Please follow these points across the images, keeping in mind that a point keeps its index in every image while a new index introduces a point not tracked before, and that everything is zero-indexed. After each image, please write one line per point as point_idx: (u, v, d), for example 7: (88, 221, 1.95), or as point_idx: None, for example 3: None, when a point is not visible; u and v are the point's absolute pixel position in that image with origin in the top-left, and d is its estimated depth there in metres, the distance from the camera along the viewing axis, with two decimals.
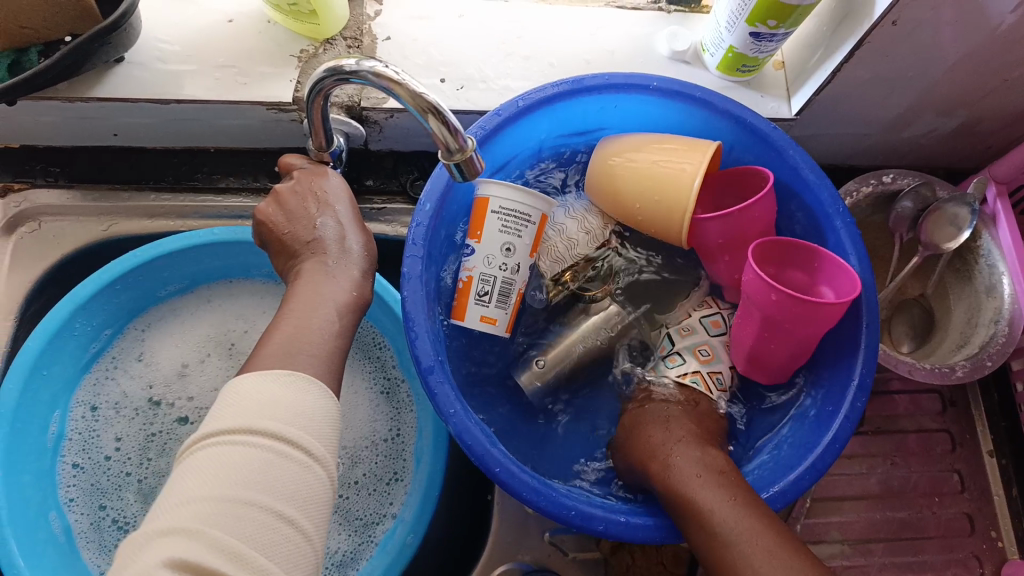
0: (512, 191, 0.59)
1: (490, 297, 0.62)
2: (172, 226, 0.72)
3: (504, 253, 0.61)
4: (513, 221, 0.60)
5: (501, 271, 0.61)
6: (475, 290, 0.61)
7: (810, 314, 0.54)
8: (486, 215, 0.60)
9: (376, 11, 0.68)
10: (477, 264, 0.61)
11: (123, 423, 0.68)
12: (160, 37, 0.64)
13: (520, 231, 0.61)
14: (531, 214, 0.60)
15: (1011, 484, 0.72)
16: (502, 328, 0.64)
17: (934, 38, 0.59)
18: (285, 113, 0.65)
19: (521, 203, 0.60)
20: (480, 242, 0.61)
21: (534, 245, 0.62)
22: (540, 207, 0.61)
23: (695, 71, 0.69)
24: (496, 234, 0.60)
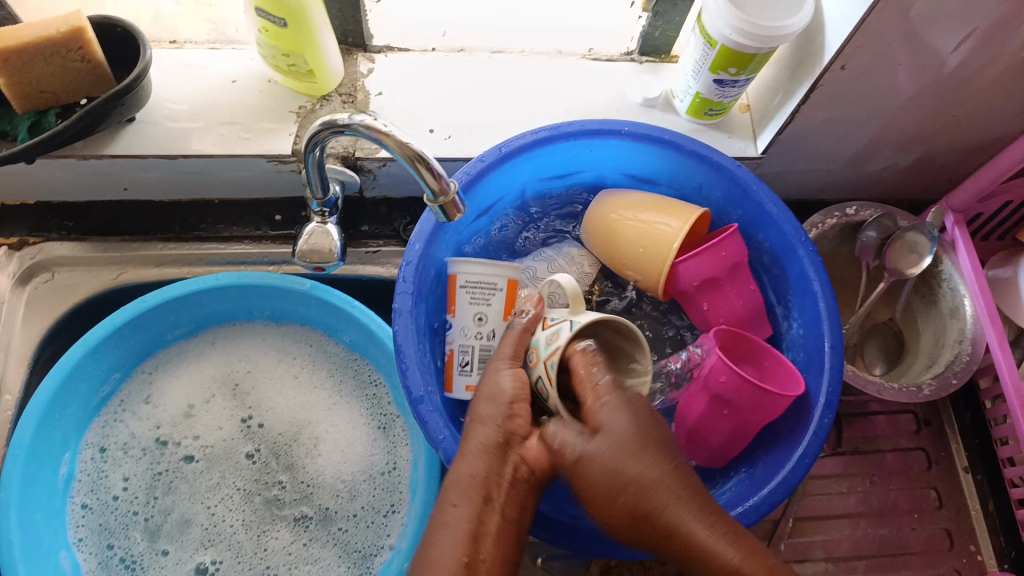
0: (472, 263, 0.63)
1: (471, 366, 0.65)
2: (180, 274, 0.76)
3: (477, 322, 0.64)
4: (480, 292, 0.64)
5: (477, 340, 0.64)
6: (457, 362, 0.65)
7: (767, 403, 0.60)
8: (455, 290, 0.64)
9: (369, 68, 0.73)
10: (455, 337, 0.65)
11: (131, 464, 0.72)
12: (169, 97, 0.69)
13: (489, 300, 0.64)
14: (496, 282, 0.64)
15: (987, 499, 0.75)
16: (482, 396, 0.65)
17: (884, 79, 0.64)
18: (285, 165, 0.70)
19: (487, 273, 0.63)
20: (456, 315, 0.64)
21: (507, 311, 0.65)
22: (500, 277, 0.64)
23: (666, 116, 0.74)
24: (466, 306, 0.64)
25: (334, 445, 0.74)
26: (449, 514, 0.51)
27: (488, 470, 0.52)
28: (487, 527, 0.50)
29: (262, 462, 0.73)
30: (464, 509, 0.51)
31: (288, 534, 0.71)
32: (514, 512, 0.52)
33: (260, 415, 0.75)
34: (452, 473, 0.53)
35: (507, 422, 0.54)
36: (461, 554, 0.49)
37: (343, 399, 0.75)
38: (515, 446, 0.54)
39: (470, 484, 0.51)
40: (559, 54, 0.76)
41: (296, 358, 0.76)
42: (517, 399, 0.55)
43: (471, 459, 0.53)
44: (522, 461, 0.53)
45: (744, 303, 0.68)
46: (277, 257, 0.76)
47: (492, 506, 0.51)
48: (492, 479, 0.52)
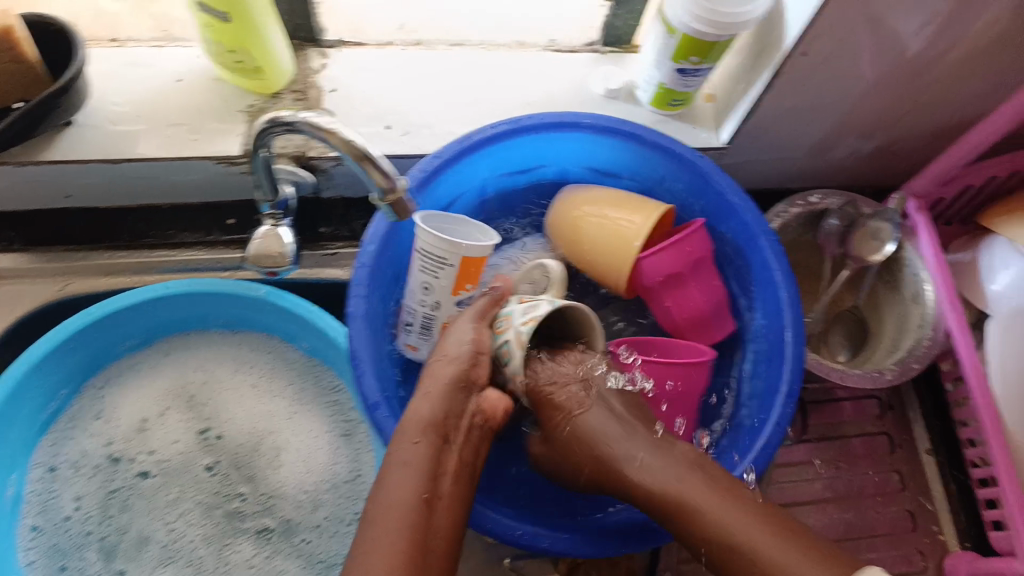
0: (425, 235, 0.57)
1: (413, 327, 0.65)
2: (128, 283, 0.72)
3: (424, 290, 0.61)
4: (430, 263, 0.59)
5: (422, 305, 0.62)
6: (403, 320, 0.65)
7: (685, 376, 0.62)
8: (412, 251, 0.60)
9: (323, 64, 0.70)
10: (407, 295, 0.64)
11: (83, 482, 0.69)
12: (110, 98, 0.66)
13: (438, 273, 0.60)
14: (447, 259, 0.58)
15: (949, 480, 0.76)
16: (418, 355, 0.66)
17: (846, 66, 0.63)
18: (235, 167, 0.66)
19: (436, 250, 0.58)
20: (411, 274, 0.62)
21: (457, 286, 0.61)
22: (450, 254, 0.58)
23: (629, 107, 0.73)
24: (417, 271, 0.61)
25: (296, 455, 0.72)
26: (408, 451, 0.51)
27: (448, 410, 0.54)
28: (444, 467, 0.51)
29: (222, 474, 0.71)
30: (423, 446, 0.51)
31: (250, 547, 0.69)
32: (471, 455, 0.54)
33: (218, 427, 0.72)
34: (411, 414, 0.53)
35: (472, 368, 0.56)
36: (420, 489, 0.49)
37: (304, 407, 0.73)
38: (473, 393, 0.56)
39: (431, 424, 0.52)
40: (520, 46, 0.74)
41: (253, 367, 0.74)
42: (482, 351, 0.57)
43: (432, 401, 0.54)
44: (479, 409, 0.56)
45: (706, 299, 0.68)
46: (230, 263, 0.74)
47: (450, 446, 0.53)
48: (453, 418, 0.54)
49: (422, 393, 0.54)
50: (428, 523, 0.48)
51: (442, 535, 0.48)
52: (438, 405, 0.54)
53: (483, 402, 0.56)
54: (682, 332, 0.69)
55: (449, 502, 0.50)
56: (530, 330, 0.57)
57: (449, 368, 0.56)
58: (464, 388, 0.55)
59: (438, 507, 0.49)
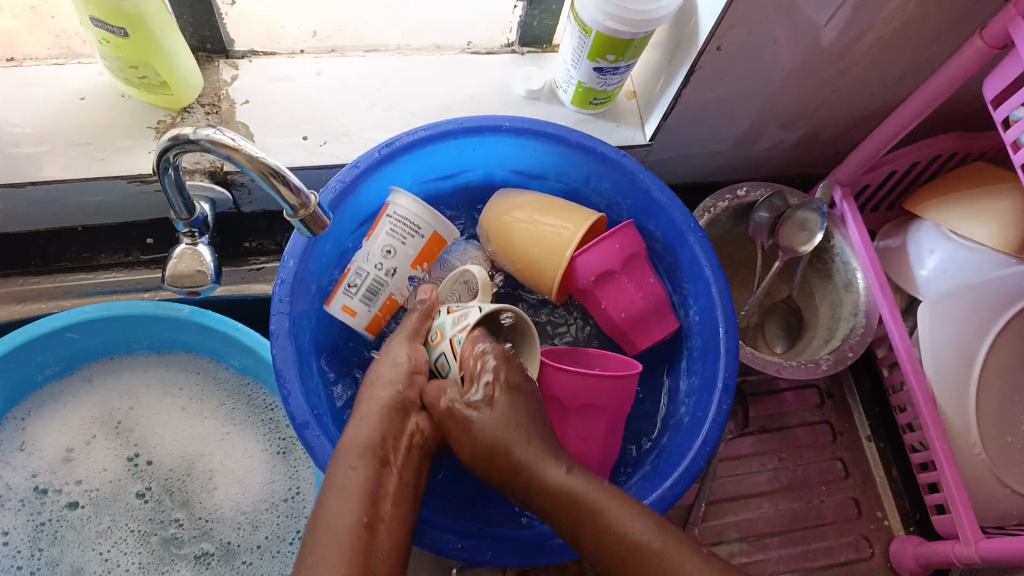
0: (416, 203, 0.62)
1: (357, 289, 0.63)
2: (44, 308, 0.70)
3: (384, 254, 0.62)
4: (401, 228, 0.62)
5: (375, 269, 0.63)
6: (347, 283, 0.63)
7: (578, 388, 0.59)
8: (382, 217, 0.63)
9: (233, 76, 0.68)
10: (358, 259, 0.63)
11: (9, 516, 0.67)
12: (11, 120, 0.64)
13: (406, 240, 0.62)
14: (422, 229, 0.62)
15: (891, 465, 0.77)
16: (353, 319, 0.64)
17: (760, 59, 0.63)
18: (148, 185, 0.65)
19: (420, 217, 0.62)
20: (371, 238, 0.63)
21: (418, 259, 0.64)
22: (430, 225, 0.62)
23: (551, 107, 0.72)
24: (383, 234, 0.62)
25: (231, 476, 0.70)
26: (347, 475, 0.49)
27: (385, 432, 0.52)
28: (384, 489, 0.49)
29: (155, 501, 0.69)
30: (364, 471, 0.49)
31: (188, 573, 0.67)
32: (412, 476, 0.51)
33: (147, 452, 0.70)
34: (348, 439, 0.51)
35: (405, 389, 0.55)
36: (361, 513, 0.47)
37: (237, 427, 0.72)
38: (410, 414, 0.54)
39: (369, 445, 0.51)
40: (437, 49, 0.73)
41: (183, 389, 0.72)
42: (418, 367, 0.56)
43: (370, 423, 0.52)
44: (416, 428, 0.54)
45: (644, 297, 0.65)
46: (150, 284, 0.72)
47: (389, 468, 0.50)
48: (392, 442, 0.52)
49: (358, 418, 0.53)
50: (368, 547, 0.45)
51: (386, 557, 0.46)
52: (376, 428, 0.52)
53: (420, 420, 0.54)
54: (622, 330, 0.67)
55: (392, 523, 0.48)
56: (463, 339, 0.56)
57: (384, 390, 0.54)
58: (400, 411, 0.53)
59: (381, 529, 0.47)
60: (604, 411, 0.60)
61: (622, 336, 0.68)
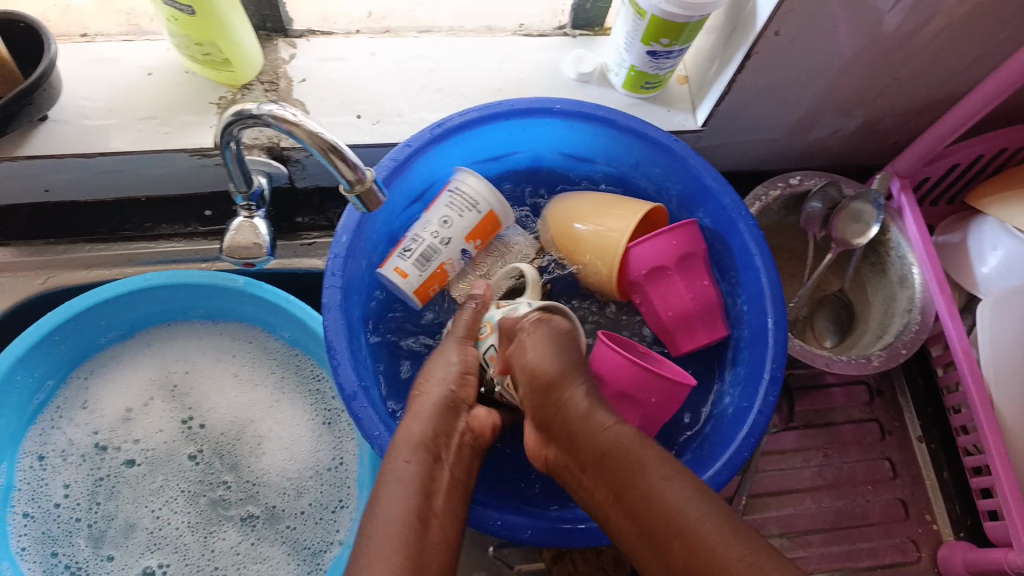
0: (481, 183, 0.64)
1: (411, 254, 0.64)
2: (108, 275, 0.74)
3: (440, 223, 0.64)
4: (459, 202, 0.64)
5: (430, 236, 0.64)
6: (402, 247, 0.64)
7: (624, 376, 0.59)
8: (443, 193, 0.65)
9: (291, 55, 0.70)
10: (415, 228, 0.65)
11: (71, 470, 0.70)
12: (83, 94, 0.67)
13: (463, 213, 0.64)
14: (480, 204, 0.64)
15: (942, 467, 0.74)
16: (403, 281, 0.63)
17: (819, 45, 0.62)
18: (209, 159, 0.68)
19: (482, 195, 0.64)
20: (429, 212, 0.65)
21: (473, 233, 0.65)
22: (489, 204, 0.64)
23: (602, 91, 0.72)
24: (442, 206, 0.64)
25: (278, 443, 0.72)
26: (401, 469, 0.52)
27: (437, 430, 0.55)
28: (437, 485, 0.52)
29: (206, 462, 0.72)
30: (414, 464, 0.52)
31: (235, 534, 0.70)
32: (463, 472, 0.55)
33: (201, 416, 0.73)
34: (403, 433, 0.55)
35: (458, 387, 0.58)
36: (415, 507, 0.50)
37: (286, 396, 0.74)
38: (462, 413, 0.58)
39: (422, 442, 0.54)
40: (490, 31, 0.74)
41: (236, 357, 0.75)
42: (468, 367, 0.60)
43: (423, 418, 0.55)
44: (469, 427, 0.57)
45: (694, 298, 0.64)
46: (208, 254, 0.75)
47: (442, 464, 0.54)
48: (444, 439, 0.55)
49: (413, 412, 0.56)
50: (422, 537, 0.49)
51: (440, 558, 0.49)
52: (430, 424, 0.55)
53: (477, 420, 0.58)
54: (668, 330, 0.66)
55: (443, 518, 0.51)
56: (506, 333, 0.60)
57: (438, 388, 0.58)
58: (452, 408, 0.57)
59: (434, 523, 0.50)
60: (641, 406, 0.59)
61: (667, 335, 0.67)
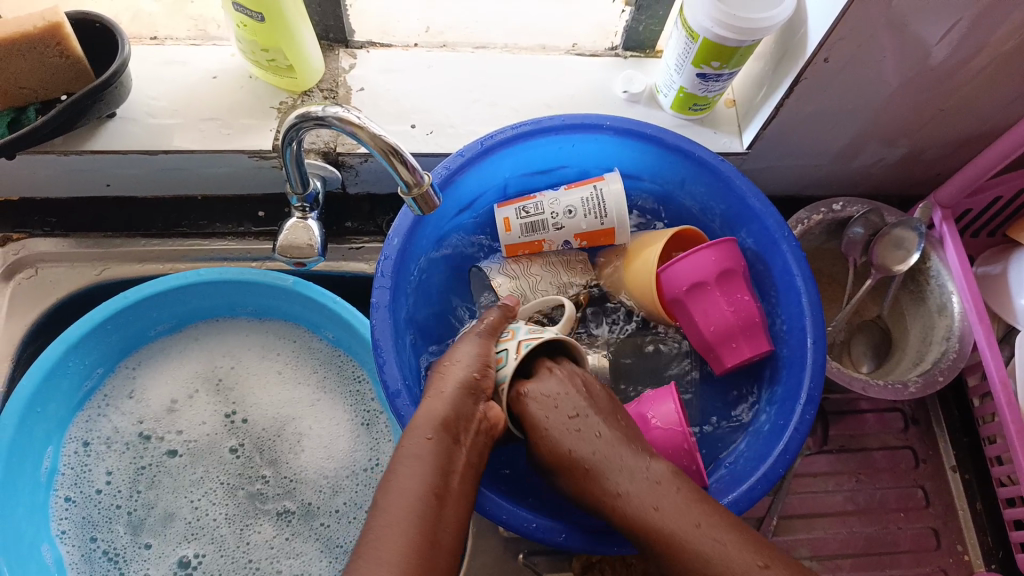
0: (621, 201, 0.67)
1: (528, 215, 0.69)
2: (163, 270, 0.76)
3: (566, 212, 0.68)
4: (596, 207, 0.67)
5: (552, 214, 0.68)
6: (524, 204, 0.69)
7: (662, 435, 0.60)
8: (591, 184, 0.68)
9: (351, 65, 0.73)
10: (548, 196, 0.69)
11: (115, 458, 0.72)
12: (150, 93, 0.69)
13: (594, 217, 0.68)
14: (609, 218, 0.68)
15: (975, 498, 0.74)
16: (504, 232, 0.70)
17: (867, 74, 0.63)
18: (266, 161, 0.70)
19: (614, 209, 0.67)
20: (570, 191, 0.68)
21: (583, 235, 0.69)
22: (614, 220, 0.68)
23: (650, 111, 0.74)
24: (578, 195, 0.68)
25: (318, 441, 0.74)
26: (420, 446, 0.50)
27: (458, 413, 0.53)
28: (454, 466, 0.50)
29: (245, 457, 0.73)
30: (435, 443, 0.50)
31: (271, 528, 0.71)
32: (477, 459, 0.52)
33: (243, 411, 0.75)
34: (424, 413, 0.52)
35: (481, 378, 0.57)
36: (441, 492, 0.49)
37: (326, 396, 0.75)
38: (482, 401, 0.56)
39: (443, 422, 0.52)
40: (543, 50, 0.76)
41: (279, 355, 0.76)
42: (490, 363, 0.58)
43: (446, 400, 0.53)
44: (486, 416, 0.55)
45: (734, 310, 0.65)
46: (260, 254, 0.77)
47: (460, 447, 0.51)
48: (464, 423, 0.53)
49: (435, 393, 0.54)
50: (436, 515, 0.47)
51: (452, 530, 0.47)
52: (450, 406, 0.53)
53: (491, 409, 0.56)
54: (711, 345, 0.67)
55: (458, 499, 0.49)
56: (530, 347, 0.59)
57: (460, 373, 0.56)
58: (472, 393, 0.55)
59: (450, 504, 0.48)
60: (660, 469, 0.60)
61: (711, 352, 0.67)
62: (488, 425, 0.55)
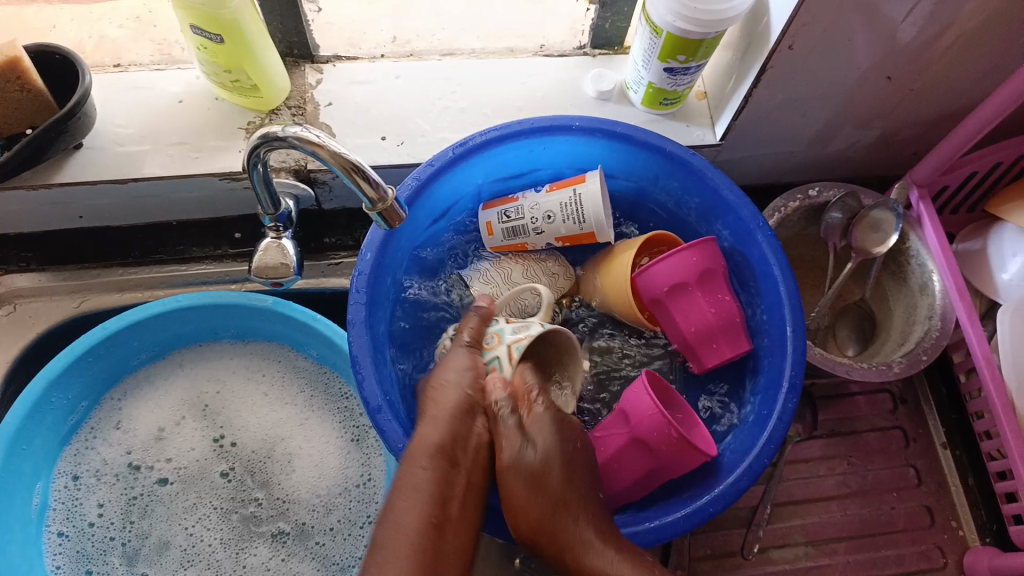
0: (598, 204, 0.65)
1: (509, 219, 0.70)
2: (142, 297, 0.76)
3: (545, 217, 0.68)
4: (574, 212, 0.66)
5: (532, 219, 0.69)
6: (506, 209, 0.70)
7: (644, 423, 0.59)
8: (571, 186, 0.67)
9: (318, 80, 0.72)
10: (530, 198, 0.69)
11: (105, 490, 0.71)
12: (116, 122, 0.69)
13: (570, 220, 0.67)
14: (587, 223, 0.66)
15: (967, 474, 0.75)
16: (488, 236, 0.72)
17: (833, 59, 0.63)
18: (238, 182, 0.69)
19: (592, 215, 0.66)
20: (551, 193, 0.68)
21: (565, 238, 0.68)
22: (592, 225, 0.66)
23: (621, 108, 0.73)
24: (557, 200, 0.67)
25: (308, 460, 0.74)
26: (417, 475, 0.51)
27: (454, 434, 0.54)
28: (454, 490, 0.52)
29: (237, 480, 0.73)
30: (432, 471, 0.51)
31: (266, 550, 0.71)
32: (479, 476, 0.54)
33: (231, 434, 0.75)
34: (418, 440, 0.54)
35: (473, 395, 0.57)
36: (425, 511, 0.49)
37: (314, 415, 0.75)
38: (478, 414, 0.57)
39: (438, 447, 0.53)
40: (511, 52, 0.75)
41: (265, 375, 0.76)
42: (481, 374, 0.59)
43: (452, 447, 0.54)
44: (482, 430, 0.56)
45: (715, 312, 0.65)
46: (237, 276, 0.78)
47: (458, 469, 0.53)
48: (459, 443, 0.54)
49: (429, 419, 0.55)
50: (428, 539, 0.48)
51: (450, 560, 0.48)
52: (445, 430, 0.54)
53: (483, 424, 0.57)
54: (690, 346, 0.66)
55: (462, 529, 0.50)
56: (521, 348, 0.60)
57: (452, 394, 0.57)
58: (467, 415, 0.56)
59: (449, 530, 0.50)
60: (656, 456, 0.59)
61: (691, 352, 0.67)
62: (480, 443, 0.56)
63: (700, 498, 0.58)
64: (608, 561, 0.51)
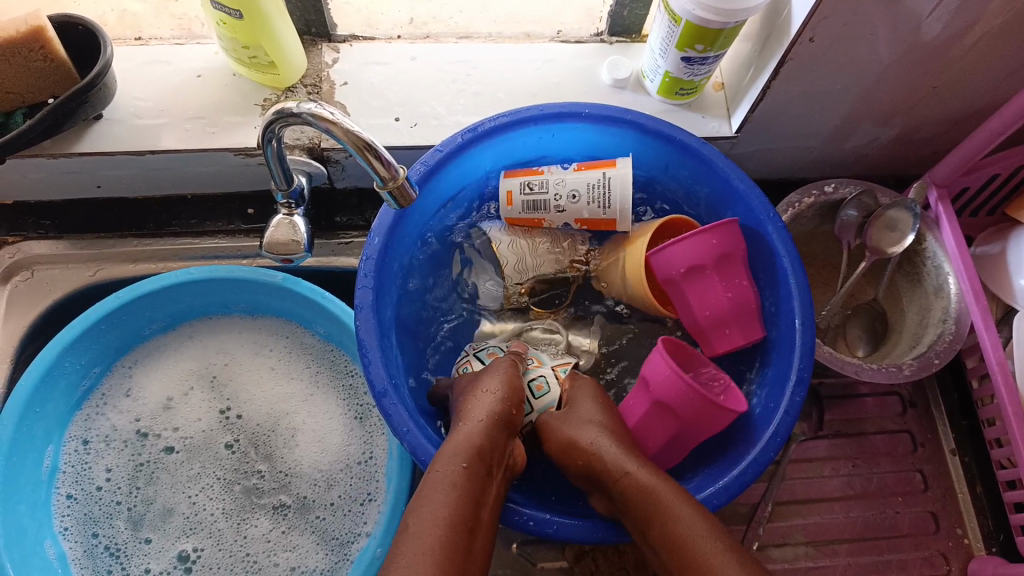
0: (626, 192, 0.65)
1: (534, 191, 0.68)
2: (156, 268, 0.78)
3: (570, 195, 0.67)
4: (601, 197, 0.66)
5: (556, 195, 0.67)
6: (529, 180, 0.68)
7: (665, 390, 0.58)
8: (602, 169, 0.66)
9: (334, 59, 0.72)
10: (556, 173, 0.68)
11: (113, 455, 0.73)
12: (135, 94, 0.70)
13: (595, 204, 0.66)
14: (612, 208, 0.66)
15: (975, 481, 0.73)
16: (506, 205, 0.70)
17: (854, 53, 0.62)
18: (252, 158, 0.70)
19: (619, 201, 0.66)
20: (578, 172, 0.67)
21: (586, 220, 0.68)
22: (616, 212, 0.66)
23: (637, 97, 0.73)
24: (586, 180, 0.66)
25: (311, 435, 0.74)
26: (453, 473, 0.47)
27: (494, 444, 0.51)
28: (487, 497, 0.48)
29: (241, 452, 0.74)
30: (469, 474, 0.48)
31: (267, 522, 0.71)
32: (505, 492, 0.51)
33: (238, 406, 0.76)
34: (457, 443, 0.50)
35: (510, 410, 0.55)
36: None
37: (320, 391, 0.76)
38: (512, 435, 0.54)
39: (477, 451, 0.49)
40: (527, 38, 0.75)
41: (273, 350, 0.77)
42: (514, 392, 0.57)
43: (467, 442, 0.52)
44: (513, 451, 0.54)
45: (730, 295, 0.64)
46: (249, 251, 0.78)
47: (493, 480, 0.49)
48: (497, 453, 0.51)
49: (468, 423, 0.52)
50: None
51: None
52: (486, 435, 0.51)
53: (518, 446, 0.55)
54: (702, 330, 0.66)
55: None
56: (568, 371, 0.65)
57: (489, 404, 0.54)
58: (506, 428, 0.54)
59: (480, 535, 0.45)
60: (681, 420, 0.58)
61: (702, 336, 0.67)
62: (513, 463, 0.53)
63: (701, 491, 0.57)
64: (631, 469, 0.51)
